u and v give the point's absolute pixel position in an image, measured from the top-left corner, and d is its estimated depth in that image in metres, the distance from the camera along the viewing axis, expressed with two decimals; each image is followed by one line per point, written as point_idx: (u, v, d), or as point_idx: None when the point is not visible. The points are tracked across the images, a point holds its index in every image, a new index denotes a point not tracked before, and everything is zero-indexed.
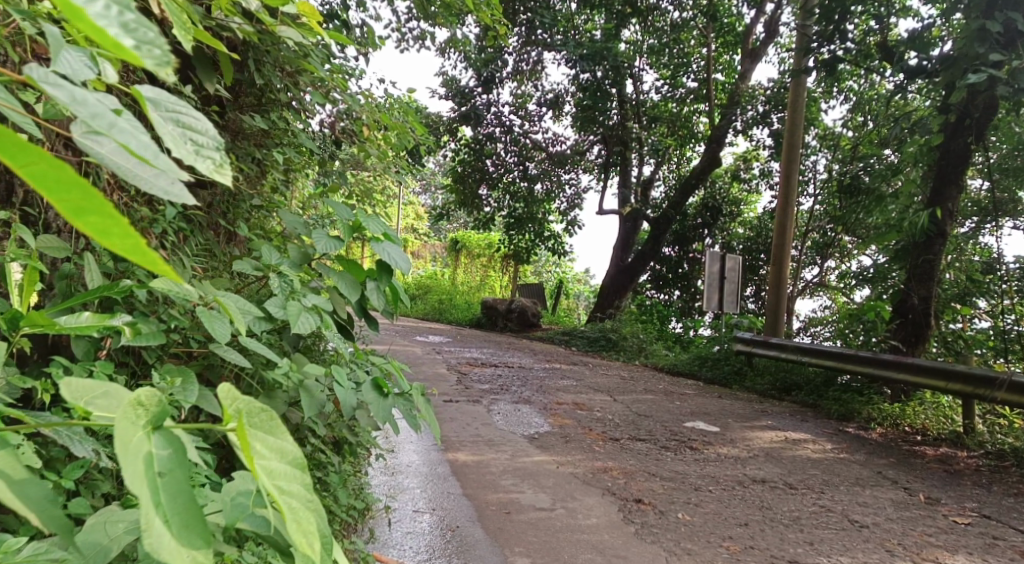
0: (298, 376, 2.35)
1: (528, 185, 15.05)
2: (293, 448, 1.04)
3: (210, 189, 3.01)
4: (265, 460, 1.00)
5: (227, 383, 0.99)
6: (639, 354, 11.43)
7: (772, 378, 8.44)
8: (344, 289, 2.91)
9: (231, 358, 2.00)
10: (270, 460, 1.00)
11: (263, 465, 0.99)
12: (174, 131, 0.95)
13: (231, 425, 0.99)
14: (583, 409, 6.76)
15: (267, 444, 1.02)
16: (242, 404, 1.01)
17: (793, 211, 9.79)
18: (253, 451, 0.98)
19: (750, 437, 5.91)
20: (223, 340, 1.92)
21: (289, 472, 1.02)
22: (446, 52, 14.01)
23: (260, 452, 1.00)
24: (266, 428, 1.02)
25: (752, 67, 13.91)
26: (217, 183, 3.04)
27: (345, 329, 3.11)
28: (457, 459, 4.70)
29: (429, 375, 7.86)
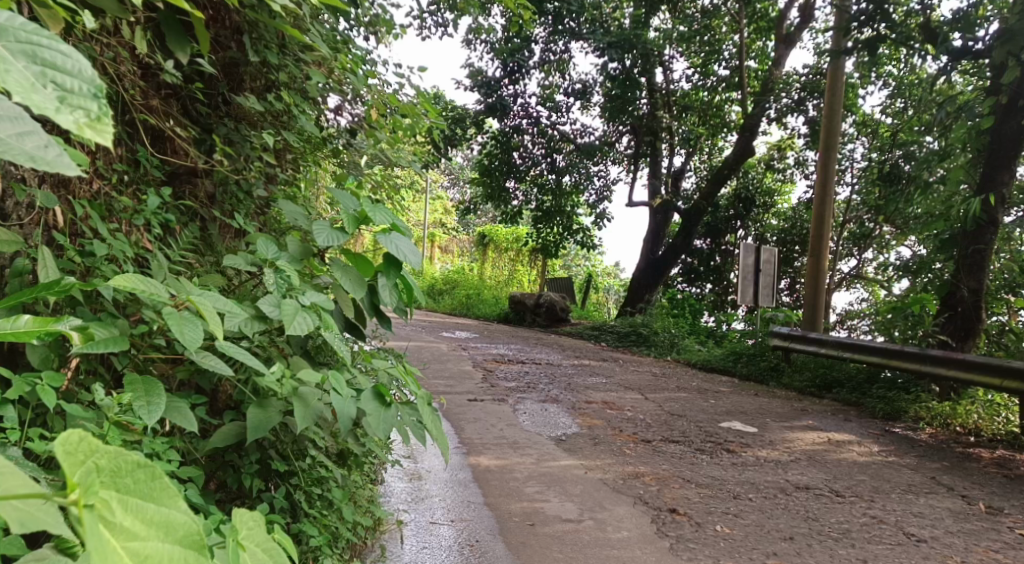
0: (291, 384, 2.12)
1: (556, 178, 14.74)
2: (183, 517, 0.89)
3: (204, 179, 2.82)
4: (134, 542, 0.85)
5: (64, 442, 0.80)
6: (671, 350, 11.09)
7: (811, 374, 8.07)
8: (349, 286, 2.68)
9: (209, 365, 1.79)
10: (143, 540, 0.85)
11: (129, 549, 0.84)
12: (35, 73, 0.86)
13: (75, 497, 0.81)
14: (613, 408, 6.48)
15: (146, 516, 0.87)
16: (94, 467, 0.84)
17: (831, 200, 9.37)
18: (104, 538, 0.82)
19: (790, 438, 5.59)
20: (193, 346, 1.69)
21: (172, 551, 0.87)
22: (471, 43, 13.75)
23: (126, 529, 0.84)
24: (145, 496, 0.87)
25: (786, 53, 13.46)
26: (212, 172, 2.85)
27: (354, 328, 2.89)
28: (480, 464, 4.47)
29: (454, 373, 7.64)
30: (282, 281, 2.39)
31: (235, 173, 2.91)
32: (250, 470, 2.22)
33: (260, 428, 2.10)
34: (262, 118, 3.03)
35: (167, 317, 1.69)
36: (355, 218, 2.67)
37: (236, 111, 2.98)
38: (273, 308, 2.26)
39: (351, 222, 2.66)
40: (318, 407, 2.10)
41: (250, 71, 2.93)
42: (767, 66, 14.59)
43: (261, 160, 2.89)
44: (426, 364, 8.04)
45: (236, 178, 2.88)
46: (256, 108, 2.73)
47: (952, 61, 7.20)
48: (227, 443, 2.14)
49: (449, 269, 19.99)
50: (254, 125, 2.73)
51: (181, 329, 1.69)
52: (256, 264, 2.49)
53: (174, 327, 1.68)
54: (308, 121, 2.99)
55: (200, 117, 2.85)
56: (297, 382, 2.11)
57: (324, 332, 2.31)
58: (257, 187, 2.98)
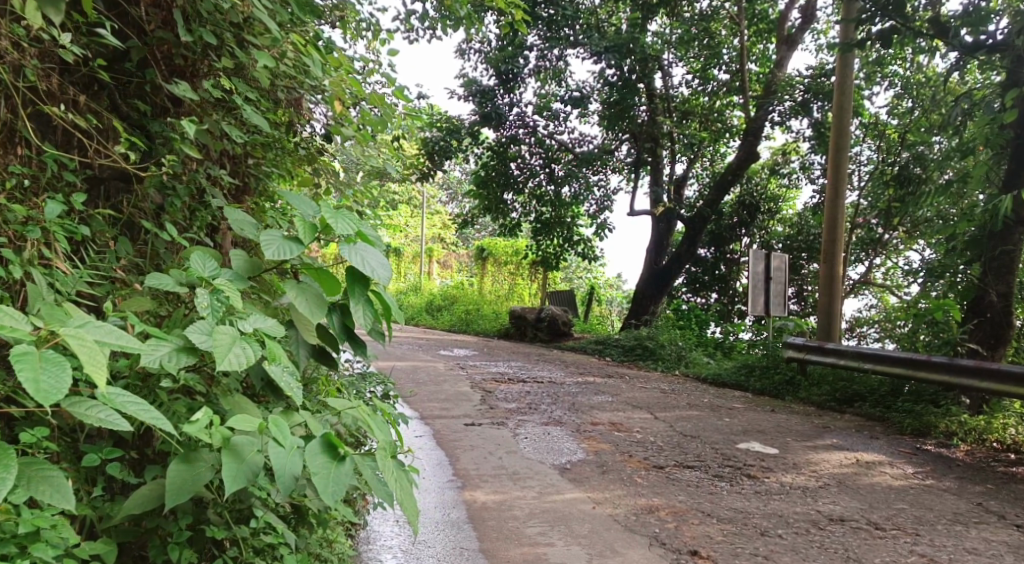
0: (221, 433, 1.69)
1: (555, 189, 14.34)
2: None
3: (134, 185, 2.48)
4: None
5: None
6: (679, 363, 10.64)
7: (830, 387, 7.60)
8: (305, 306, 2.25)
9: (85, 416, 1.48)
10: None
11: None
12: None
13: None
14: (621, 430, 6.02)
15: None
16: None
17: (844, 202, 8.93)
18: None
19: (815, 460, 5.13)
20: (49, 396, 1.38)
21: None
22: (465, 53, 13.43)
23: None
24: None
25: (789, 55, 13.05)
26: (142, 179, 2.49)
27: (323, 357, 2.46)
28: (477, 502, 4.02)
29: (451, 395, 7.19)
30: (222, 303, 1.97)
31: (175, 176, 2.57)
32: (179, 540, 1.81)
33: (182, 491, 1.69)
34: (205, 108, 2.66)
35: (17, 362, 1.40)
36: (312, 226, 2.28)
37: (175, 103, 2.63)
38: (204, 339, 1.83)
39: (308, 230, 2.27)
40: (255, 461, 1.67)
41: (186, 55, 2.57)
42: (768, 69, 14.20)
43: (187, 153, 2.46)
44: (421, 385, 7.59)
45: (171, 183, 2.52)
46: (187, 96, 2.37)
47: (965, 57, 6.69)
48: (145, 509, 1.73)
49: (449, 285, 19.53)
50: (183, 117, 2.36)
51: (35, 378, 1.39)
52: (191, 284, 2.07)
53: (26, 375, 1.39)
54: (253, 109, 2.61)
55: (130, 112, 2.53)
56: (227, 431, 1.69)
57: (269, 365, 1.88)
58: (206, 192, 2.63)
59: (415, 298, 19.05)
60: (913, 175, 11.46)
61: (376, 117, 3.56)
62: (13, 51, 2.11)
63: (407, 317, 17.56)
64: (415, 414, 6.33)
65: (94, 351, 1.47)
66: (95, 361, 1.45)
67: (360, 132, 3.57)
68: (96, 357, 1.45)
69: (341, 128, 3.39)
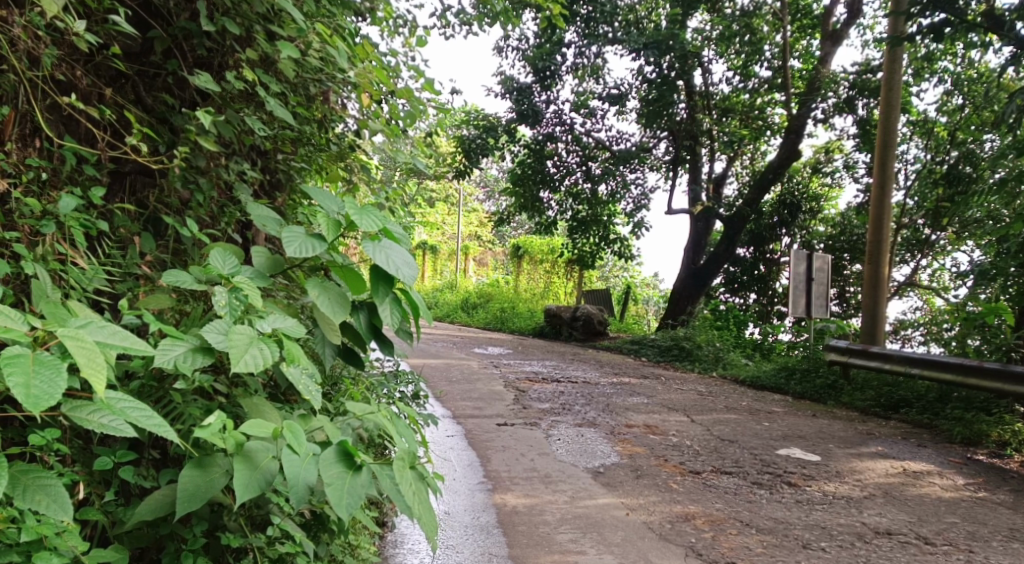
0: (235, 439, 1.63)
1: (591, 187, 14.17)
2: None
3: (156, 180, 2.43)
4: None
5: None
6: (716, 364, 10.42)
7: (874, 392, 7.35)
8: (327, 304, 2.17)
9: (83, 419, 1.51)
10: None
11: None
12: None
13: None
14: (656, 433, 5.88)
15: None
16: None
17: (890, 201, 8.65)
18: None
19: (859, 468, 4.93)
20: (41, 401, 1.40)
21: None
22: (503, 50, 13.37)
23: None
24: None
25: (833, 51, 12.70)
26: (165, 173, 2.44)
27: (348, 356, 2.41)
28: (506, 505, 3.93)
29: (483, 394, 7.11)
30: (243, 301, 1.91)
31: (201, 170, 2.51)
32: (193, 547, 1.75)
33: (194, 498, 1.64)
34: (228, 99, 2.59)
35: (8, 367, 1.42)
36: (336, 222, 2.21)
37: (202, 96, 2.59)
38: (221, 340, 1.77)
39: (332, 227, 2.19)
40: (269, 469, 1.63)
41: (207, 44, 2.51)
42: (812, 65, 13.83)
43: (201, 143, 2.38)
44: (453, 384, 7.52)
45: (195, 177, 2.47)
46: (208, 88, 2.31)
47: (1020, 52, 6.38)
48: (158, 515, 1.69)
49: (484, 283, 19.48)
50: (200, 108, 2.29)
51: (25, 383, 1.41)
52: (210, 281, 2.01)
53: (17, 380, 1.41)
54: (277, 102, 2.54)
55: (156, 105, 2.49)
56: (241, 437, 1.64)
57: (287, 367, 1.81)
58: (236, 186, 2.57)
59: (450, 295, 19.04)
60: (963, 174, 11.07)
61: (403, 111, 3.41)
62: (28, 40, 2.09)
63: (442, 315, 17.54)
64: (446, 412, 6.25)
65: (87, 354, 1.46)
66: (86, 366, 1.44)
67: (388, 125, 3.43)
68: (92, 361, 1.45)
69: (367, 123, 3.26)
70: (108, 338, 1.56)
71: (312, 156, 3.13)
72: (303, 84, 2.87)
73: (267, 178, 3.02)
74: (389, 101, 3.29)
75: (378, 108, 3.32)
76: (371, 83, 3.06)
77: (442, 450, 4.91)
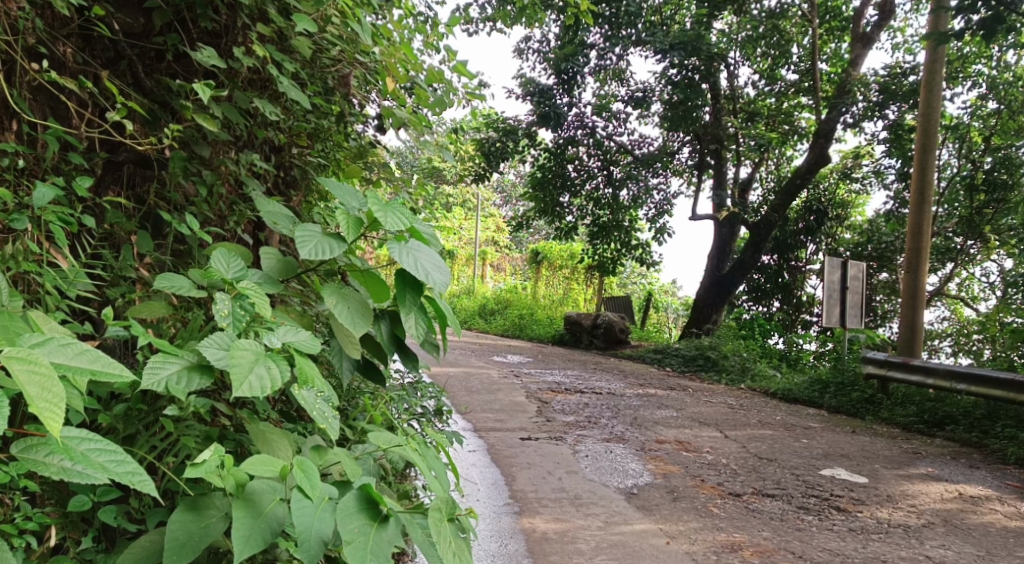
0: (235, 481, 1.40)
1: (613, 192, 13.86)
2: None
3: (153, 169, 2.18)
4: None
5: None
6: (744, 375, 10.07)
7: (916, 408, 6.99)
8: (345, 316, 1.86)
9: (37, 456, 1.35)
10: None
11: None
12: None
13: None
14: (689, 450, 5.56)
15: None
16: None
17: (930, 207, 8.28)
18: None
19: (911, 492, 4.60)
20: None
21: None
22: (523, 52, 13.10)
23: None
24: None
25: (864, 53, 12.31)
26: (163, 161, 2.19)
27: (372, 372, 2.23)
28: (536, 531, 3.63)
29: (505, 405, 6.81)
30: (251, 309, 1.64)
31: (204, 160, 2.26)
32: None
33: (185, 549, 1.38)
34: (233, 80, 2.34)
35: None
36: (357, 220, 1.93)
37: (207, 76, 2.33)
38: (222, 355, 1.50)
39: (353, 225, 1.91)
40: (276, 515, 1.40)
41: (212, 15, 2.27)
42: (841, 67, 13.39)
43: (200, 124, 2.12)
44: (473, 394, 7.23)
45: (199, 170, 2.22)
46: (209, 61, 2.05)
47: None
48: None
49: (502, 289, 19.18)
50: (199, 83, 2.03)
51: None
52: (210, 286, 1.74)
53: None
54: (291, 83, 2.28)
55: (156, 89, 2.23)
56: (243, 477, 1.41)
57: (300, 389, 1.52)
58: (245, 179, 2.31)
59: (467, 300, 18.76)
60: None
61: (432, 94, 3.10)
62: None
63: (459, 321, 17.26)
64: (466, 425, 5.96)
65: (40, 383, 1.28)
66: (39, 398, 1.27)
67: (414, 113, 3.15)
68: (44, 391, 1.28)
69: (391, 107, 2.96)
70: (71, 359, 1.40)
71: (331, 151, 2.91)
72: (318, 58, 2.63)
73: (282, 174, 2.76)
74: (415, 85, 3.00)
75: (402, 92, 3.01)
76: (396, 63, 2.79)
77: (464, 467, 4.62)
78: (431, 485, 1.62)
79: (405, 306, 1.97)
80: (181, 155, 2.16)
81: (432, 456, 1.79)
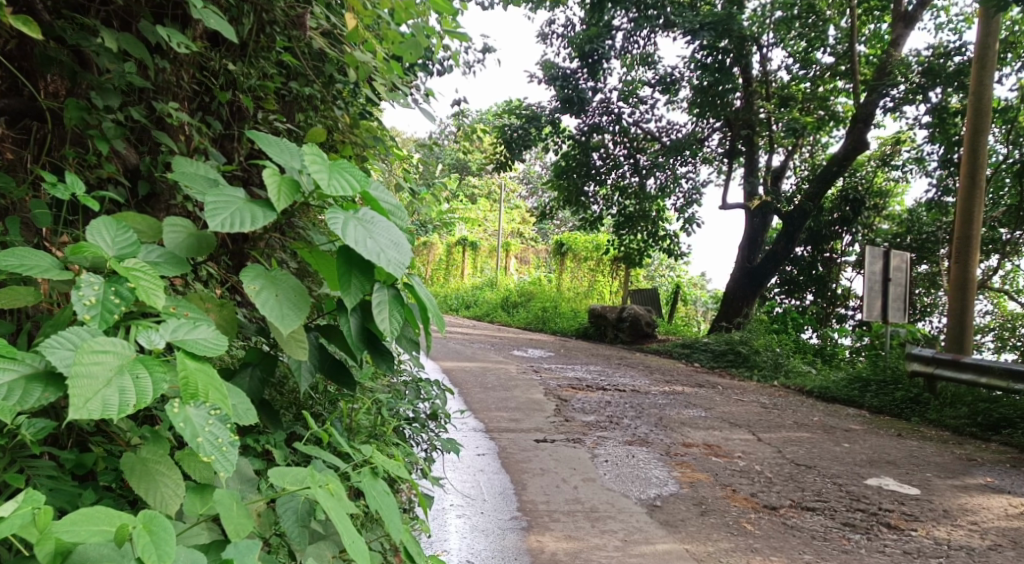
0: (52, 547, 1.14)
1: (639, 181, 13.32)
2: None
3: (43, 123, 1.99)
4: None
5: None
6: (777, 372, 9.54)
7: (968, 409, 6.45)
8: (269, 310, 1.44)
9: None
10: None
11: None
12: None
13: None
14: (719, 455, 5.08)
15: None
16: None
17: (981, 191, 7.69)
18: None
19: (971, 507, 4.11)
20: None
21: None
22: (546, 35, 12.62)
23: None
24: None
25: (905, 34, 11.59)
26: (57, 112, 1.99)
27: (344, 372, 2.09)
28: (545, 551, 3.21)
29: (521, 404, 6.38)
30: (129, 298, 1.24)
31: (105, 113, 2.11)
32: None
33: None
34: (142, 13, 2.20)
35: None
36: (293, 183, 1.51)
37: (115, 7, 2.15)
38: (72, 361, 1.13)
39: (287, 187, 1.50)
40: None
41: None
42: (880, 49, 12.72)
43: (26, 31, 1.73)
44: (488, 391, 6.82)
45: (101, 121, 2.05)
46: None
47: None
48: None
49: (526, 280, 18.75)
50: None
51: None
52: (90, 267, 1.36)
53: None
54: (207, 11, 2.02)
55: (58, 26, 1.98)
56: (65, 540, 1.15)
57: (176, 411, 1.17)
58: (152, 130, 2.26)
59: (490, 293, 18.37)
60: None
61: (404, 39, 2.74)
62: None
63: (482, 314, 16.87)
64: (478, 425, 5.55)
65: None
66: None
67: (386, 60, 2.90)
68: None
69: (357, 52, 2.74)
70: None
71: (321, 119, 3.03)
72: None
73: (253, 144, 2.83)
74: (383, 26, 2.76)
75: (371, 35, 2.80)
76: None
77: (469, 475, 4.21)
78: (348, 542, 1.27)
79: (353, 294, 1.59)
80: (76, 103, 2.00)
81: (375, 489, 1.46)
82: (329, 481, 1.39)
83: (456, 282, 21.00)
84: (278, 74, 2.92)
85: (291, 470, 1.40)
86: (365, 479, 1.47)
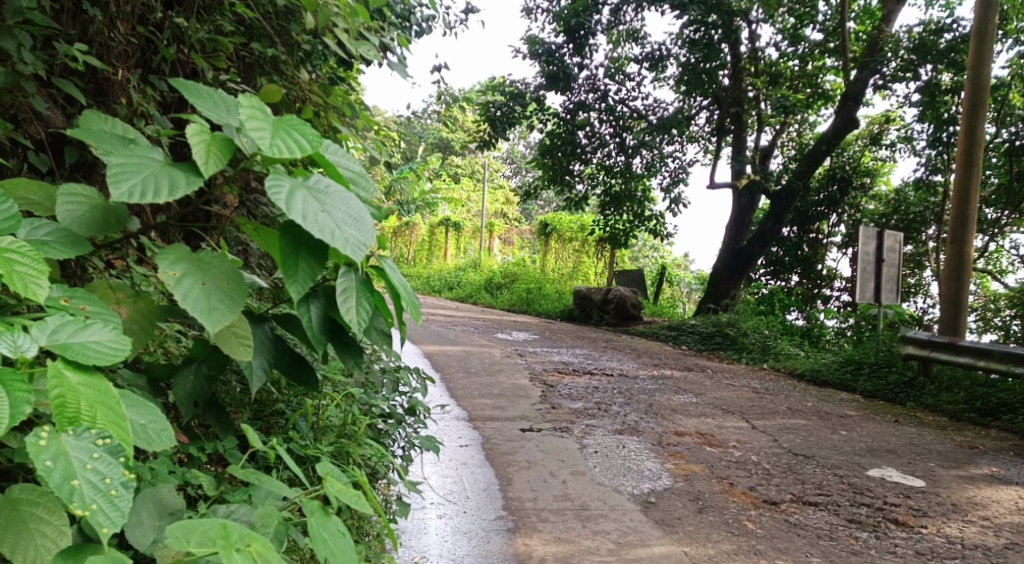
0: None
1: (625, 160, 13.00)
2: None
3: None
4: None
5: None
6: (766, 354, 9.35)
7: (965, 394, 6.27)
8: (189, 305, 1.23)
9: None
10: None
11: None
12: None
13: None
14: (713, 444, 4.84)
15: None
16: None
17: (978, 169, 7.46)
18: None
19: (981, 501, 3.90)
20: None
21: None
22: (531, 9, 12.22)
23: None
24: None
25: (897, 9, 11.29)
26: None
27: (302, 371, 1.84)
28: (531, 557, 2.94)
29: (505, 390, 6.11)
30: None
31: (0, 57, 1.85)
32: None
33: None
34: None
35: None
36: (226, 145, 1.20)
37: None
38: None
39: (218, 149, 1.19)
40: None
41: None
42: (870, 25, 12.43)
43: None
44: (471, 377, 6.54)
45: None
46: None
47: None
48: None
49: (509, 261, 18.46)
50: None
51: None
52: None
53: None
54: None
55: None
56: None
57: (49, 446, 1.10)
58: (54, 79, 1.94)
59: (473, 274, 18.07)
60: None
61: None
62: None
63: (465, 296, 16.57)
64: (460, 414, 5.27)
65: None
66: None
67: (352, 7, 2.53)
68: None
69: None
70: None
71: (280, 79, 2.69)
72: None
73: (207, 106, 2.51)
74: None
75: None
76: None
77: (449, 470, 3.94)
78: None
79: (301, 280, 1.30)
80: None
81: (321, 533, 1.26)
82: (251, 542, 1.20)
83: (439, 263, 20.66)
84: (233, 29, 2.59)
85: (200, 524, 1.19)
86: (315, 522, 1.28)
